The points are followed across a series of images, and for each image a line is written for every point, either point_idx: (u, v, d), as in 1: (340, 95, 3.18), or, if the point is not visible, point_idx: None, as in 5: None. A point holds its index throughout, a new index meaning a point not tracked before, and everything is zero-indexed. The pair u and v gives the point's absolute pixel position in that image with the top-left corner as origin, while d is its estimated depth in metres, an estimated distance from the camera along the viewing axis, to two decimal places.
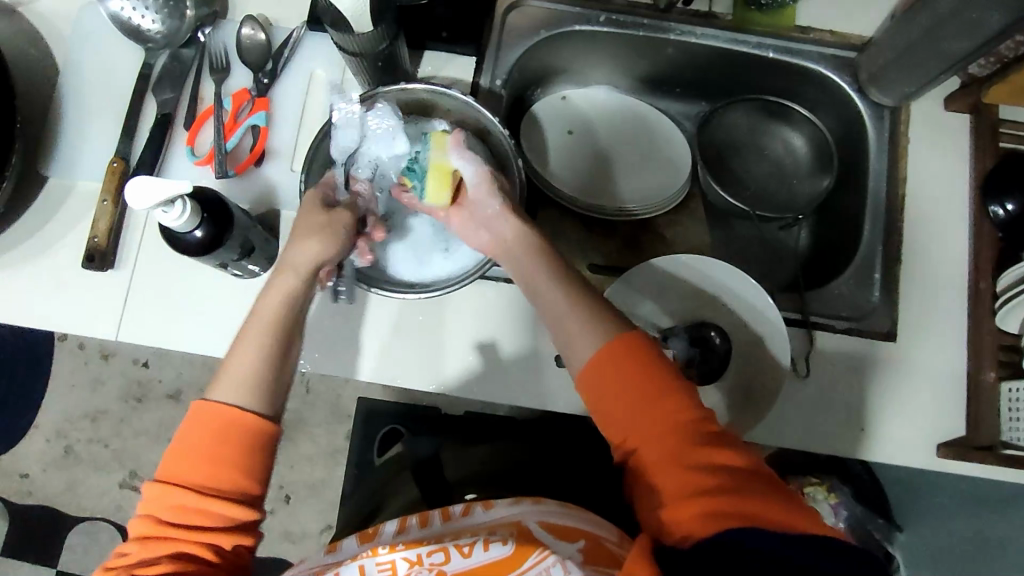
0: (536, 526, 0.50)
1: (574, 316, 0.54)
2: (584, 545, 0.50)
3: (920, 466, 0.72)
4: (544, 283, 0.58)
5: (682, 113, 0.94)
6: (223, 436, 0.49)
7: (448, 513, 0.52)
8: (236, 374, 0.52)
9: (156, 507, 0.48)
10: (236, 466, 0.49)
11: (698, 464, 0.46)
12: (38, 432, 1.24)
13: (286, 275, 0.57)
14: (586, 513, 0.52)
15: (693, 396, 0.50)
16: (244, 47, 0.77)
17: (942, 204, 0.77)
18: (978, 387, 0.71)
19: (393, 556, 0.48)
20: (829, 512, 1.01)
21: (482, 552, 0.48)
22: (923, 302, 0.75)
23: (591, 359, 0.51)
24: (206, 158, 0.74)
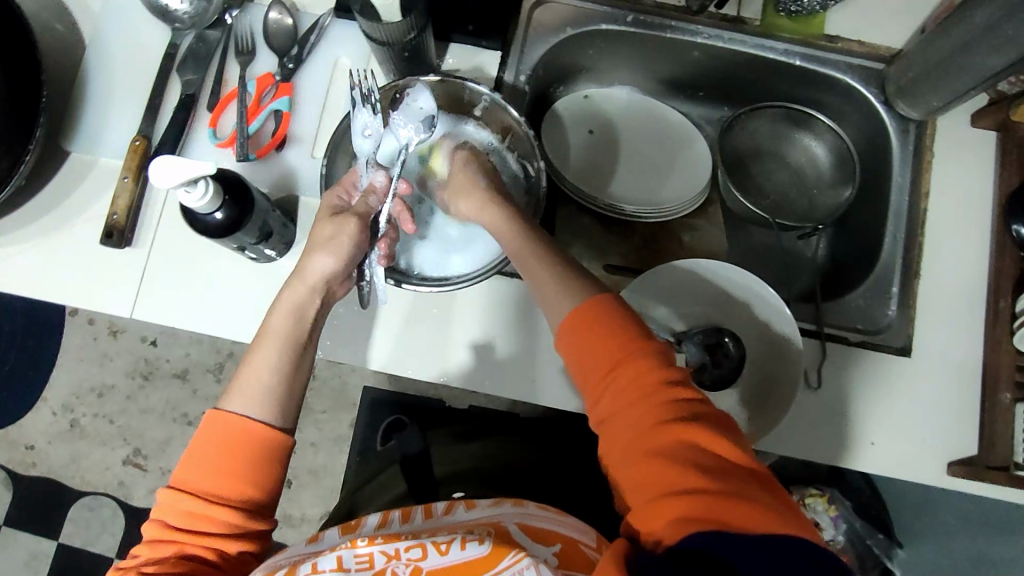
0: (514, 527, 0.51)
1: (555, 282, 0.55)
2: (559, 549, 0.50)
3: (928, 483, 0.71)
4: (531, 255, 0.59)
5: (704, 117, 0.93)
6: (231, 445, 0.50)
7: (430, 511, 0.53)
8: (247, 387, 0.53)
9: (166, 510, 0.49)
10: (245, 474, 0.49)
11: (675, 437, 0.46)
12: (45, 404, 1.25)
13: (298, 289, 0.58)
14: (570, 519, 0.53)
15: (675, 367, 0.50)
16: (271, 30, 0.77)
17: (965, 220, 0.77)
18: (994, 407, 0.70)
19: (372, 549, 0.47)
20: (829, 524, 1.01)
21: (459, 550, 0.47)
22: (939, 318, 0.74)
23: (570, 314, 0.53)
24: (227, 140, 0.74)
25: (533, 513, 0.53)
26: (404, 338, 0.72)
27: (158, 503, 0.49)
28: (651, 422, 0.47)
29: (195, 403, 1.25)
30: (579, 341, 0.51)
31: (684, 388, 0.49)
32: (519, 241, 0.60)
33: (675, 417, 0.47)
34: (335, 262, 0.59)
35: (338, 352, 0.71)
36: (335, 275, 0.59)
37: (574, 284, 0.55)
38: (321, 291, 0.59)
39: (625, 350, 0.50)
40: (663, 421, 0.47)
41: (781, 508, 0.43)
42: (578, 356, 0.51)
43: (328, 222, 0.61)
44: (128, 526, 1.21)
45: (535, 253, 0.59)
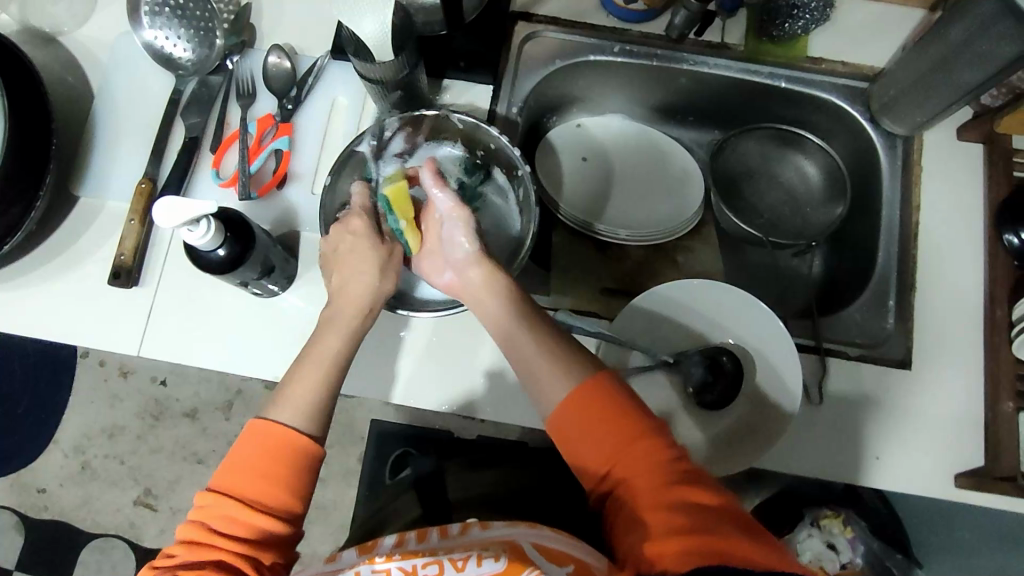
0: (530, 546, 0.51)
1: (550, 356, 0.57)
2: (572, 570, 0.50)
3: (935, 496, 0.71)
4: (525, 341, 0.59)
5: (694, 141, 0.95)
6: (275, 451, 0.52)
7: (445, 530, 0.53)
8: (295, 398, 0.56)
9: (203, 512, 0.50)
10: (289, 485, 0.51)
11: (676, 502, 0.49)
12: (57, 447, 1.26)
13: (348, 301, 0.61)
14: (584, 545, 0.53)
15: (666, 436, 0.53)
16: (270, 74, 0.80)
17: (957, 233, 0.77)
18: (997, 417, 0.70)
19: (389, 566, 0.49)
20: (846, 547, 1.02)
21: (475, 566, 0.49)
22: (938, 329, 0.75)
23: (567, 397, 0.54)
24: (230, 180, 0.76)
25: (545, 534, 0.52)
26: (405, 364, 0.73)
27: (200, 503, 0.51)
28: (653, 486, 0.50)
29: (204, 441, 1.25)
30: (576, 419, 0.53)
31: (677, 455, 0.52)
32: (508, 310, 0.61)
33: (674, 480, 0.50)
34: (378, 281, 0.62)
35: (340, 383, 0.73)
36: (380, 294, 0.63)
37: (567, 354, 0.57)
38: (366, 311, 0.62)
39: (625, 425, 0.52)
40: (665, 484, 0.50)
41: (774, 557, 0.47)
42: (576, 437, 0.53)
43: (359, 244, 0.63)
44: (139, 567, 1.21)
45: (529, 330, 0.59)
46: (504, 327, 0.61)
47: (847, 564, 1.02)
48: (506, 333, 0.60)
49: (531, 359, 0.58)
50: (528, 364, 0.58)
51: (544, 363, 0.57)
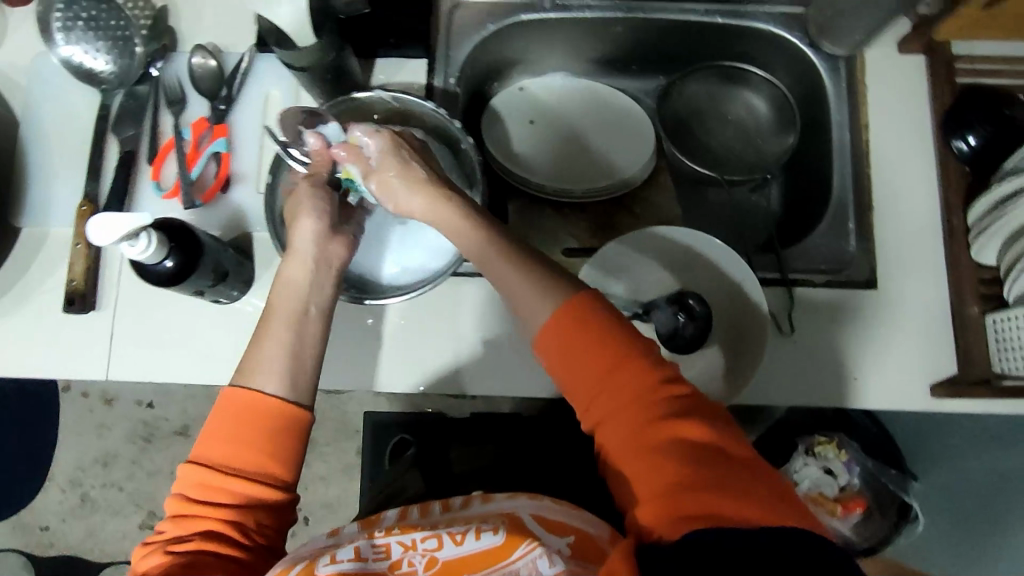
0: (529, 517, 0.52)
1: (530, 282, 0.55)
2: (574, 540, 0.50)
3: (914, 409, 0.72)
4: (508, 272, 0.56)
5: (640, 90, 0.93)
6: (243, 415, 0.52)
7: (448, 504, 0.54)
8: (268, 366, 0.55)
9: (183, 486, 0.51)
10: (260, 448, 0.51)
11: (665, 439, 0.47)
12: (53, 484, 1.25)
13: (297, 261, 0.60)
14: (586, 513, 0.53)
15: (658, 364, 0.51)
16: (196, 75, 0.77)
17: (908, 148, 0.77)
18: (964, 323, 0.71)
19: (389, 539, 0.50)
20: (842, 470, 1.03)
21: (474, 539, 0.49)
22: (900, 245, 0.75)
23: (546, 323, 0.52)
24: (172, 191, 0.75)
25: (545, 506, 0.53)
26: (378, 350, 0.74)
27: (182, 479, 0.51)
28: (642, 423, 0.48)
29: None
30: (560, 353, 0.52)
31: (670, 385, 0.50)
32: (484, 238, 0.58)
33: (664, 415, 0.48)
34: (316, 225, 0.61)
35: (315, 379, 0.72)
36: (331, 249, 0.62)
37: (548, 280, 0.54)
38: (312, 265, 0.60)
39: (610, 356, 0.50)
40: (652, 421, 0.48)
41: (769, 490, 0.45)
42: (562, 370, 0.52)
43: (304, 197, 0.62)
44: None
45: (505, 258, 0.57)
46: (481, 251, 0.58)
47: (845, 486, 1.04)
48: (486, 260, 0.58)
49: (510, 280, 0.56)
50: (514, 295, 0.55)
51: (525, 287, 0.55)
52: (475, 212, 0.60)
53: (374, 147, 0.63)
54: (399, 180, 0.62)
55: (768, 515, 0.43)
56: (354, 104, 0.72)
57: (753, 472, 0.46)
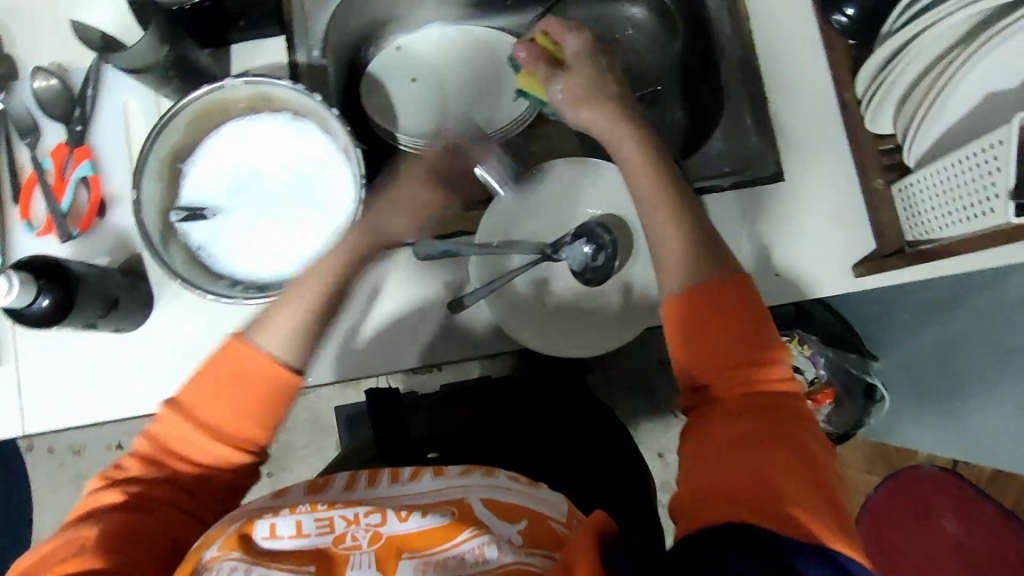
0: (480, 504, 0.45)
1: (675, 232, 0.57)
2: (525, 525, 0.45)
3: (841, 292, 0.72)
4: (659, 218, 0.58)
5: (520, 26, 0.88)
6: (234, 376, 0.54)
7: (396, 475, 0.47)
8: (277, 329, 0.56)
9: (160, 431, 0.54)
10: (248, 416, 0.54)
11: (759, 431, 0.47)
12: (41, 543, 1.23)
13: (365, 232, 0.62)
14: (543, 491, 0.47)
15: (779, 375, 0.52)
16: (43, 100, 0.72)
17: (792, 31, 0.75)
18: (873, 197, 0.70)
19: (330, 514, 0.43)
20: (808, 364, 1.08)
21: (419, 519, 0.43)
22: (800, 132, 0.74)
23: (687, 288, 0.54)
24: (44, 227, 0.71)
25: (503, 484, 0.46)
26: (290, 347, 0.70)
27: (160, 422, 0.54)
28: (745, 410, 0.49)
29: None
30: (688, 322, 0.53)
31: (784, 397, 0.51)
32: (670, 195, 0.59)
33: (769, 413, 0.49)
34: (403, 227, 0.65)
35: None
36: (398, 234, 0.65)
37: (702, 249, 0.56)
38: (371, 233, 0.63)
39: (738, 346, 0.52)
40: (755, 412, 0.49)
41: (834, 522, 0.43)
42: (682, 337, 0.53)
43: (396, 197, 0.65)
44: None
45: (683, 206, 0.59)
46: (647, 197, 0.59)
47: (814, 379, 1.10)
48: (653, 211, 0.59)
49: (660, 224, 0.58)
50: (655, 233, 0.58)
51: (670, 228, 0.58)
52: (649, 134, 0.62)
53: (567, 48, 0.65)
54: (582, 89, 0.64)
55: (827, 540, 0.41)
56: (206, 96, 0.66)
57: (830, 500, 0.44)
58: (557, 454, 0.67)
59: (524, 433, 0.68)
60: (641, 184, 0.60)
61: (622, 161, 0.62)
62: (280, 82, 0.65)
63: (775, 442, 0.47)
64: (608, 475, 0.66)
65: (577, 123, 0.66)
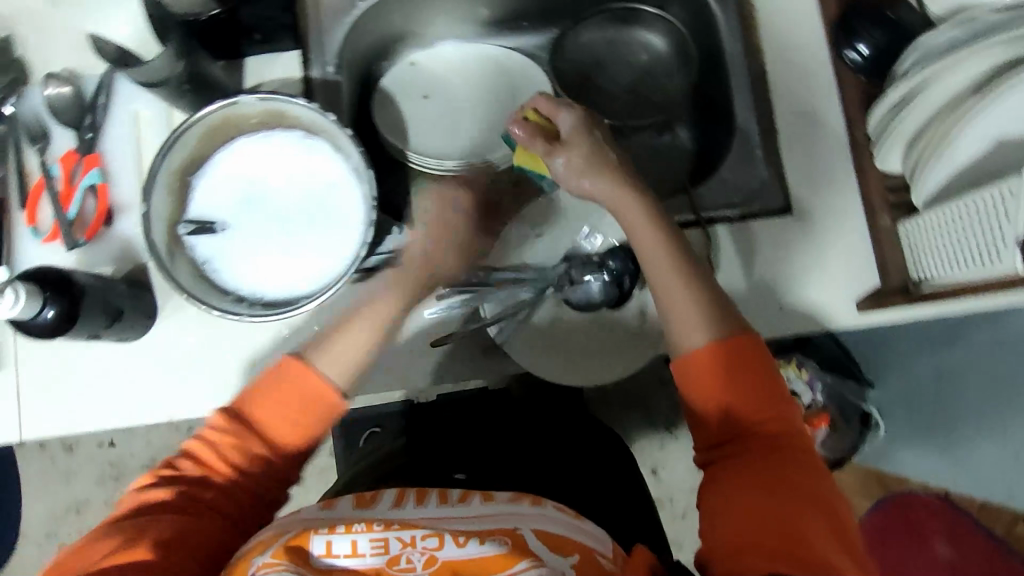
0: (532, 534, 0.45)
1: (689, 295, 0.56)
2: (578, 560, 0.44)
3: (844, 326, 0.72)
4: (678, 287, 0.57)
5: (535, 46, 0.89)
6: (287, 388, 0.55)
7: (445, 496, 0.47)
8: (340, 347, 0.58)
9: (228, 429, 0.55)
10: (293, 424, 0.55)
11: (776, 477, 0.48)
12: (28, 540, 1.22)
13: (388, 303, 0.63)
14: (589, 526, 0.47)
15: (790, 415, 0.53)
16: (55, 106, 0.72)
17: (805, 64, 0.76)
18: (879, 233, 0.71)
19: (387, 533, 0.43)
20: (805, 389, 1.03)
21: (477, 546, 0.43)
22: (809, 166, 0.74)
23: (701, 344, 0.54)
24: (51, 234, 0.70)
25: (551, 516, 0.46)
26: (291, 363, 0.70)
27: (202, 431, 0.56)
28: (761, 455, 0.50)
29: None
30: (703, 370, 0.54)
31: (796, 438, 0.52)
32: (676, 260, 0.58)
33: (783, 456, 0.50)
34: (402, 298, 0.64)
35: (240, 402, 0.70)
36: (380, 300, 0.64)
37: (718, 307, 0.56)
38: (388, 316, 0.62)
39: (751, 391, 0.52)
40: (770, 457, 0.50)
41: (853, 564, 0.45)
42: (698, 386, 0.54)
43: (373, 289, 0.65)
44: None
45: (684, 275, 0.57)
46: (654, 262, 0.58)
47: (811, 404, 1.03)
48: (660, 277, 0.58)
49: (673, 290, 0.57)
50: (670, 299, 0.57)
51: (683, 296, 0.56)
52: (664, 217, 0.60)
53: (562, 124, 0.63)
54: (583, 162, 0.60)
55: None
56: (222, 111, 0.66)
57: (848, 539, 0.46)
58: (573, 473, 0.65)
59: (532, 450, 0.66)
60: (648, 250, 0.58)
61: (627, 225, 0.60)
62: (295, 102, 0.65)
63: (801, 489, 0.48)
64: (613, 491, 0.66)
65: (581, 195, 0.62)
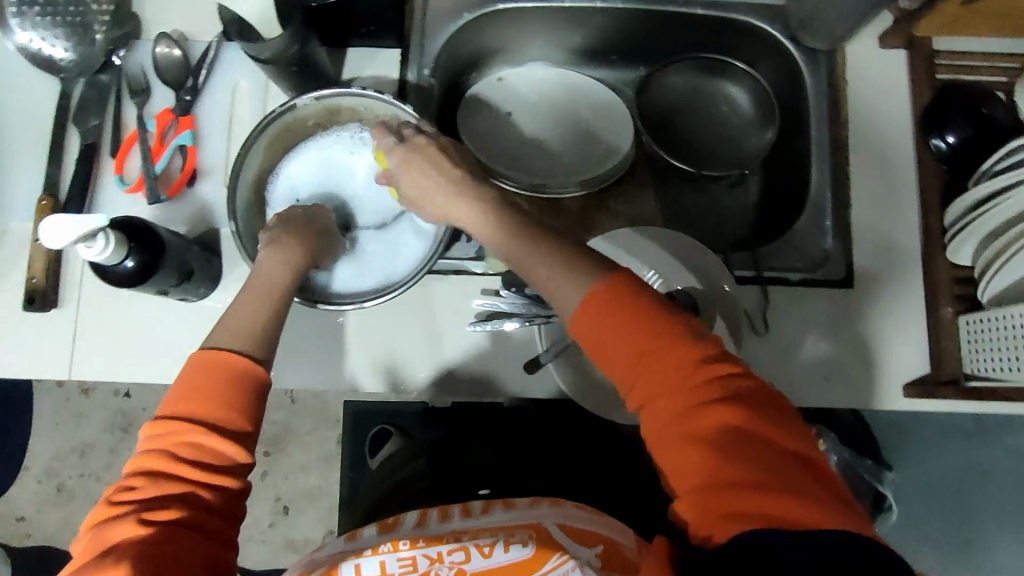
0: (555, 528, 0.55)
1: (556, 267, 0.51)
2: (601, 549, 0.54)
3: (888, 407, 0.72)
4: (537, 262, 0.52)
5: (621, 81, 0.91)
6: (216, 381, 0.49)
7: (467, 510, 0.57)
8: (235, 326, 0.53)
9: (161, 442, 0.47)
10: (222, 407, 0.48)
11: (709, 428, 0.43)
12: (28, 474, 1.21)
13: (263, 286, 0.57)
14: (609, 518, 0.56)
15: (698, 338, 0.46)
16: (161, 65, 0.75)
17: (886, 144, 0.77)
18: (938, 323, 0.71)
19: (413, 553, 0.53)
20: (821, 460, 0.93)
21: (505, 552, 0.53)
22: (875, 243, 0.75)
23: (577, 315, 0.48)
24: (136, 185, 0.73)
25: (568, 513, 0.56)
26: (347, 350, 0.73)
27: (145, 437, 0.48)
28: (689, 404, 0.44)
29: None
30: (598, 331, 0.47)
31: (720, 363, 0.46)
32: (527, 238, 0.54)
33: (712, 399, 0.44)
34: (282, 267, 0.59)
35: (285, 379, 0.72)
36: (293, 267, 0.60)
37: (584, 266, 0.50)
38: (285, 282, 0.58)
39: (649, 334, 0.46)
40: (702, 404, 0.44)
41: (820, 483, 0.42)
42: (603, 351, 0.47)
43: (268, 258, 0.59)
44: None
45: (546, 250, 0.52)
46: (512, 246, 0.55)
47: None
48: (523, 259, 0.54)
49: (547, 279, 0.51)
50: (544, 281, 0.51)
51: (552, 269, 0.51)
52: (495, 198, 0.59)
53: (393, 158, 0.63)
54: (423, 186, 0.62)
55: (823, 513, 0.40)
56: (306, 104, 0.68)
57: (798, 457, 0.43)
58: None
59: None
60: (509, 242, 0.55)
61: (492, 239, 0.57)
62: (360, 92, 0.67)
63: (729, 412, 0.44)
64: None
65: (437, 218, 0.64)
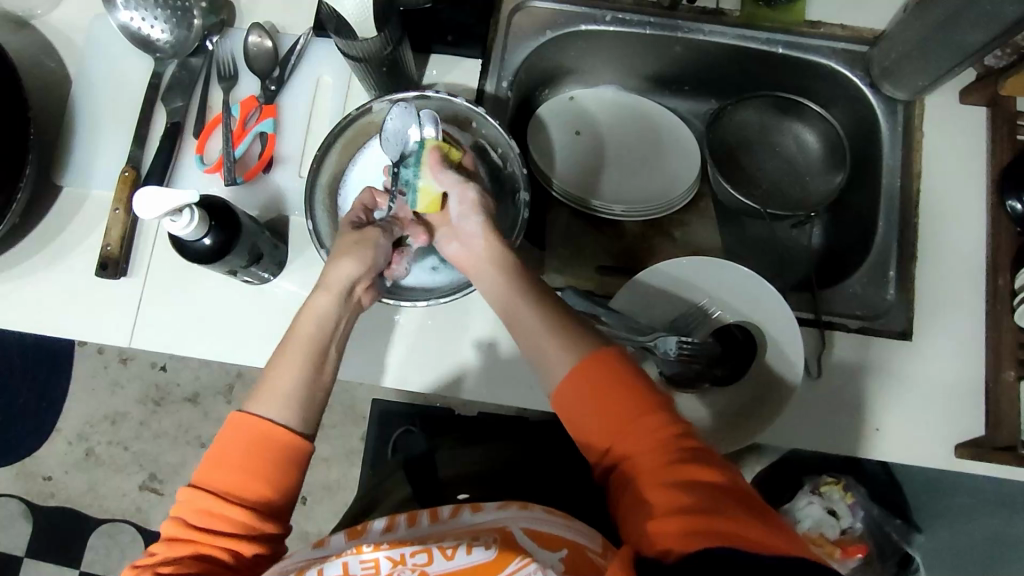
0: (521, 533, 0.46)
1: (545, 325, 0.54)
2: (566, 554, 0.45)
3: (938, 466, 0.70)
4: (526, 314, 0.56)
5: (691, 111, 0.92)
6: (253, 446, 0.49)
7: (436, 514, 0.48)
8: (273, 390, 0.52)
9: (184, 509, 0.48)
10: (261, 477, 0.49)
11: (674, 480, 0.45)
12: (60, 435, 1.22)
13: (309, 322, 0.56)
14: (576, 524, 0.48)
15: (670, 409, 0.49)
16: (251, 54, 0.77)
17: (960, 200, 0.76)
18: (998, 387, 0.69)
19: (377, 555, 0.44)
20: (847, 513, 0.91)
21: (464, 555, 0.44)
22: (940, 298, 0.73)
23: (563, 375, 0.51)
24: (215, 166, 0.75)
25: (538, 517, 0.47)
26: (393, 347, 0.73)
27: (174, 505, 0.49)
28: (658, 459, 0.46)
29: (207, 424, 1.22)
30: (576, 393, 0.50)
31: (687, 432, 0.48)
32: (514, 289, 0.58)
33: (678, 457, 0.46)
34: (353, 267, 0.59)
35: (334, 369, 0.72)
36: (358, 279, 0.59)
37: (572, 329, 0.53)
38: (343, 294, 0.58)
39: (625, 396, 0.48)
40: (672, 459, 0.46)
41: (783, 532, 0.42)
42: (581, 411, 0.49)
43: (343, 261, 0.59)
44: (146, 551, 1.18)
45: (534, 305, 0.56)
46: (504, 295, 0.58)
47: (847, 529, 0.91)
48: (510, 305, 0.57)
49: (535, 331, 0.54)
50: (534, 342, 0.54)
51: (539, 323, 0.54)
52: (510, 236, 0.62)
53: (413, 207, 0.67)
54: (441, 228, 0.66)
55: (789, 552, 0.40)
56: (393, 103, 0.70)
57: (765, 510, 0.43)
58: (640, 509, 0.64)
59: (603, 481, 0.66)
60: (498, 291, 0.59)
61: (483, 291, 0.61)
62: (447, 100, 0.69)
63: (694, 468, 0.45)
64: None
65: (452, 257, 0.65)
